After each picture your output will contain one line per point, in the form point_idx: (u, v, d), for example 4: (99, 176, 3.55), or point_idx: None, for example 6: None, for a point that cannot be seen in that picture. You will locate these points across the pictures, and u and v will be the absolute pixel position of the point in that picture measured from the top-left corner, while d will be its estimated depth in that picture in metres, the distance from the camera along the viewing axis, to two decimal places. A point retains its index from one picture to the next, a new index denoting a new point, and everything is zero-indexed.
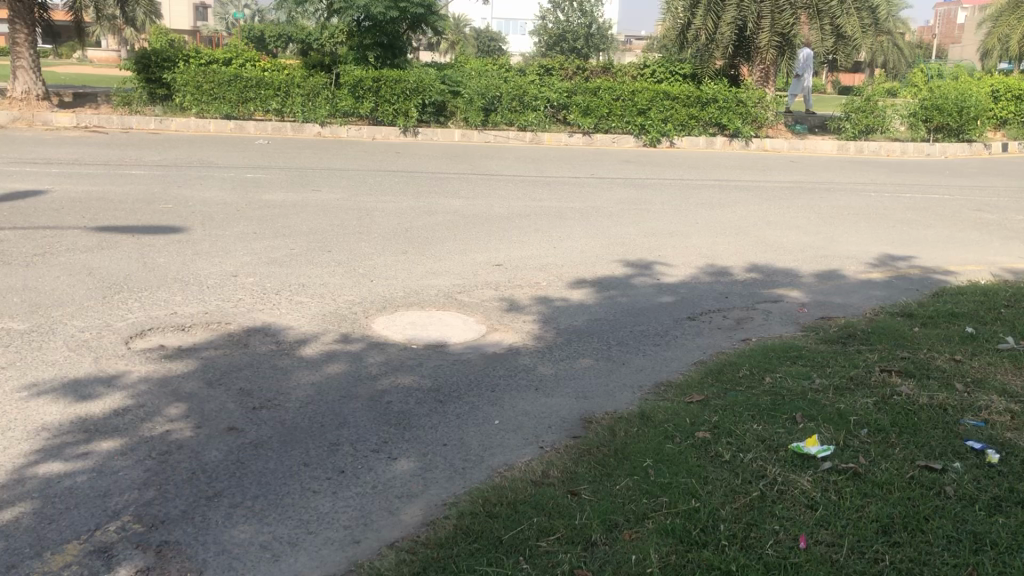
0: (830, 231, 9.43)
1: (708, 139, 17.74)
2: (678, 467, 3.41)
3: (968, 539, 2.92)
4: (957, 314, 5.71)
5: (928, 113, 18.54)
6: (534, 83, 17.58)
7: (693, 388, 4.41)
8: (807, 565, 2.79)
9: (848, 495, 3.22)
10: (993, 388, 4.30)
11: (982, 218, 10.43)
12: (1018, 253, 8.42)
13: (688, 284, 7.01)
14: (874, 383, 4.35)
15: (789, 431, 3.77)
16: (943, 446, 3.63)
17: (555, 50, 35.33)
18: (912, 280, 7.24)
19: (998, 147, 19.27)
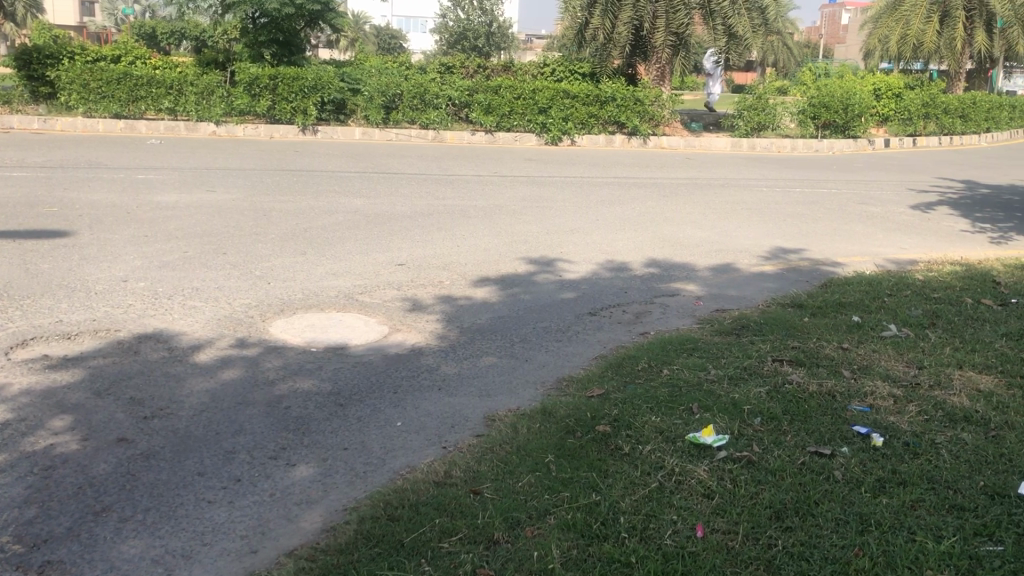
0: (725, 225, 9.69)
1: (608, 137, 18.00)
2: (579, 463, 3.45)
3: (855, 521, 3.03)
4: (844, 304, 5.93)
5: (815, 111, 19.30)
6: (434, 81, 17.54)
7: (593, 382, 4.46)
8: (703, 552, 2.85)
9: (743, 482, 3.31)
10: (877, 374, 4.49)
11: (868, 212, 10.88)
12: (901, 244, 8.82)
13: (589, 280, 7.10)
14: (767, 373, 4.49)
15: (686, 421, 3.85)
16: (831, 432, 3.76)
17: (455, 48, 35.25)
18: (802, 272, 7.50)
19: (881, 143, 20.19)
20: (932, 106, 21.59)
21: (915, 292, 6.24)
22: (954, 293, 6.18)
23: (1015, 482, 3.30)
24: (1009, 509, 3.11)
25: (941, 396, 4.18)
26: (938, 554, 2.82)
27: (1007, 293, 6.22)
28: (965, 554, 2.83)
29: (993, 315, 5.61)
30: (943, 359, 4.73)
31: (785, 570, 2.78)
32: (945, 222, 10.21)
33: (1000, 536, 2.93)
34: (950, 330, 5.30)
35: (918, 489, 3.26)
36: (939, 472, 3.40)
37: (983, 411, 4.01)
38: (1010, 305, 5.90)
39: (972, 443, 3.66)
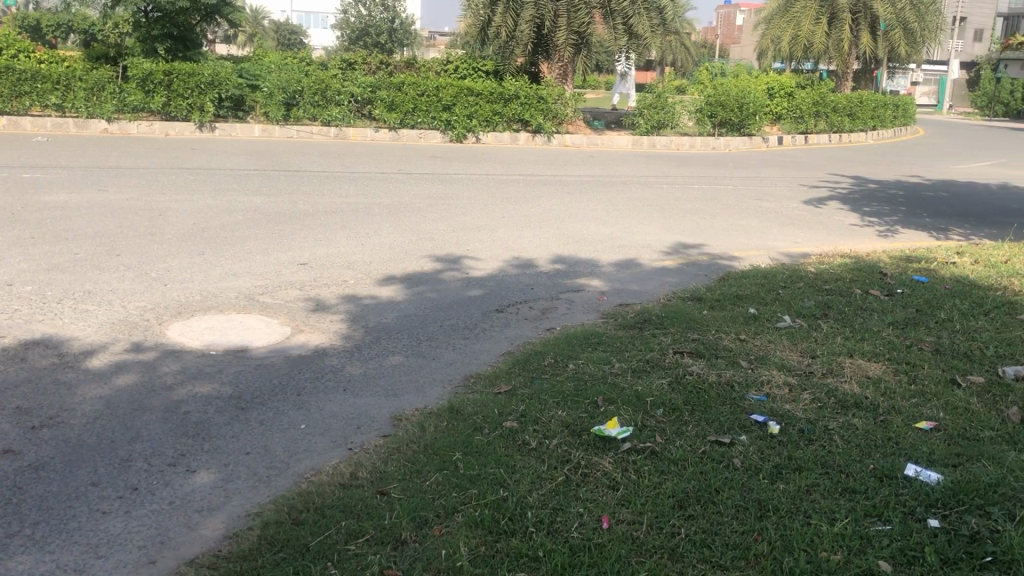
0: (627, 222, 9.85)
1: (512, 135, 18.05)
2: (487, 459, 3.45)
3: (754, 507, 3.13)
4: (741, 296, 6.11)
5: (712, 109, 19.81)
6: (336, 77, 17.36)
7: (500, 378, 4.48)
8: (609, 543, 2.89)
9: (647, 473, 3.37)
10: (774, 363, 4.64)
11: (762, 207, 11.23)
12: (794, 239, 9.13)
13: (495, 277, 7.12)
14: (669, 365, 4.59)
15: (591, 415, 3.90)
16: (730, 421, 3.87)
17: (357, 44, 34.90)
18: (701, 266, 7.70)
19: (774, 141, 20.88)
20: (822, 105, 22.43)
21: (808, 284, 6.48)
22: (844, 285, 6.44)
23: (902, 464, 3.46)
24: (896, 490, 3.26)
25: (834, 384, 4.35)
26: (832, 537, 2.93)
27: (893, 284, 6.51)
28: (857, 534, 2.95)
29: (880, 305, 5.87)
30: (835, 348, 4.92)
31: (688, 557, 2.84)
32: (835, 217, 10.61)
33: (889, 516, 3.07)
34: (841, 319, 5.52)
35: (813, 474, 3.38)
36: (832, 457, 3.53)
37: (873, 397, 4.19)
38: (895, 295, 6.18)
39: (862, 428, 3.82)
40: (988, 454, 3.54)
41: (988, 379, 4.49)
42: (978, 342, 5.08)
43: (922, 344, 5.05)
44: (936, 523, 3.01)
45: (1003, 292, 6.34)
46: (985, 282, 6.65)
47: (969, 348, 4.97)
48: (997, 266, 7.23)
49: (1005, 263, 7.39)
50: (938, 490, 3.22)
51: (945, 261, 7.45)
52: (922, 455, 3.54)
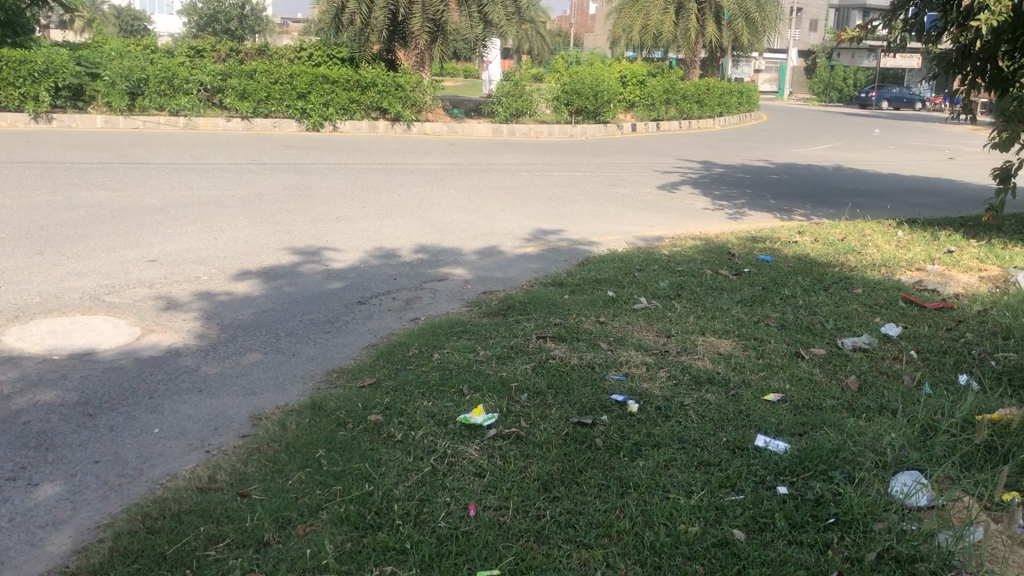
0: (489, 210, 9.90)
1: (371, 124, 17.80)
2: (351, 454, 3.41)
3: (615, 485, 3.22)
4: (600, 280, 6.25)
5: (568, 97, 20.13)
6: (183, 65, 16.69)
7: (364, 371, 4.43)
8: (476, 531, 2.91)
9: (512, 457, 3.41)
10: (631, 344, 4.78)
11: (619, 193, 11.52)
12: (649, 222, 9.40)
13: (357, 269, 7.01)
14: (532, 350, 4.65)
15: (456, 403, 3.91)
16: (591, 402, 3.97)
17: (206, 31, 33.58)
18: (562, 252, 7.82)
19: (629, 127, 21.50)
20: (672, 93, 23.17)
21: (662, 266, 6.69)
22: (695, 265, 6.69)
23: (753, 435, 3.63)
24: (749, 460, 3.42)
25: (688, 361, 4.53)
26: (690, 509, 3.04)
27: (741, 263, 6.82)
28: (713, 505, 3.07)
29: (730, 284, 6.13)
30: (688, 327, 5.10)
31: (553, 538, 2.89)
32: (687, 200, 11.00)
33: (741, 486, 3.21)
34: (693, 299, 5.73)
35: (670, 449, 3.50)
36: (688, 432, 3.67)
37: (725, 372, 4.38)
38: (744, 274, 6.47)
39: (715, 402, 3.98)
40: (829, 421, 3.76)
41: (829, 351, 4.78)
42: (819, 316, 5.39)
43: (768, 319, 5.31)
44: (784, 490, 3.18)
45: (841, 268, 6.74)
46: (824, 259, 7.05)
47: (811, 322, 5.26)
48: (835, 243, 7.68)
49: (842, 241, 7.85)
50: (785, 458, 3.40)
51: (788, 240, 7.85)
52: (771, 425, 3.72)
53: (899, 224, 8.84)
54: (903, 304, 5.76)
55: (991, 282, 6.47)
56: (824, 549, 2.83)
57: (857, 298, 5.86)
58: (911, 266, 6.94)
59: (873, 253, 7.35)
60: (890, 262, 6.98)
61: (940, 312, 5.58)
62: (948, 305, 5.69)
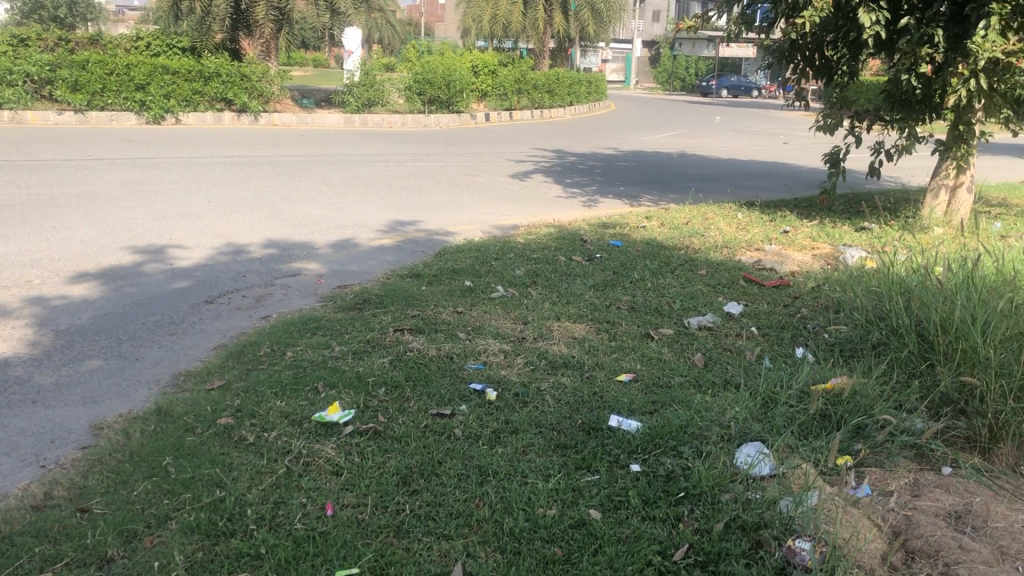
0: (342, 201, 9.73)
1: (216, 115, 17.16)
2: (200, 460, 3.28)
3: (474, 473, 3.23)
4: (457, 270, 6.25)
5: (421, 87, 20.04)
6: (6, 55, 15.66)
7: (214, 373, 4.27)
8: (334, 530, 2.86)
9: (370, 453, 3.37)
10: (489, 332, 4.80)
11: (474, 182, 11.57)
12: (505, 211, 9.47)
13: (204, 267, 6.74)
14: (388, 343, 4.61)
15: (311, 401, 3.83)
16: (450, 392, 3.96)
17: (31, 19, 31.26)
18: (418, 242, 7.78)
19: (482, 117, 21.60)
20: (523, 82, 23.45)
21: (517, 254, 6.76)
22: (549, 253, 6.79)
23: (606, 416, 3.72)
24: (603, 441, 3.51)
25: (544, 346, 4.59)
26: (548, 492, 3.09)
27: (593, 249, 6.97)
28: (569, 487, 3.13)
29: (582, 269, 6.26)
30: (544, 313, 5.17)
31: (413, 532, 2.87)
32: (539, 189, 11.14)
33: (597, 466, 3.29)
34: (548, 286, 5.81)
35: (528, 435, 3.54)
36: (545, 417, 3.72)
37: (579, 356, 4.47)
38: (596, 260, 6.61)
39: (571, 386, 4.06)
40: (678, 399, 3.90)
41: (677, 330, 4.96)
42: (667, 298, 5.58)
43: (619, 303, 5.45)
44: (637, 468, 3.28)
45: (686, 251, 7.00)
46: (671, 242, 7.29)
47: (659, 304, 5.44)
48: (680, 227, 7.96)
49: (687, 224, 8.15)
50: (637, 437, 3.50)
51: (637, 226, 8.08)
52: (624, 405, 3.83)
53: (739, 207, 9.24)
54: (744, 283, 6.04)
55: (823, 259, 6.87)
56: (676, 522, 2.93)
57: (702, 279, 6.10)
58: (751, 246, 7.28)
59: (716, 235, 7.66)
60: (731, 244, 7.29)
61: (778, 289, 5.88)
62: (784, 283, 6.00)
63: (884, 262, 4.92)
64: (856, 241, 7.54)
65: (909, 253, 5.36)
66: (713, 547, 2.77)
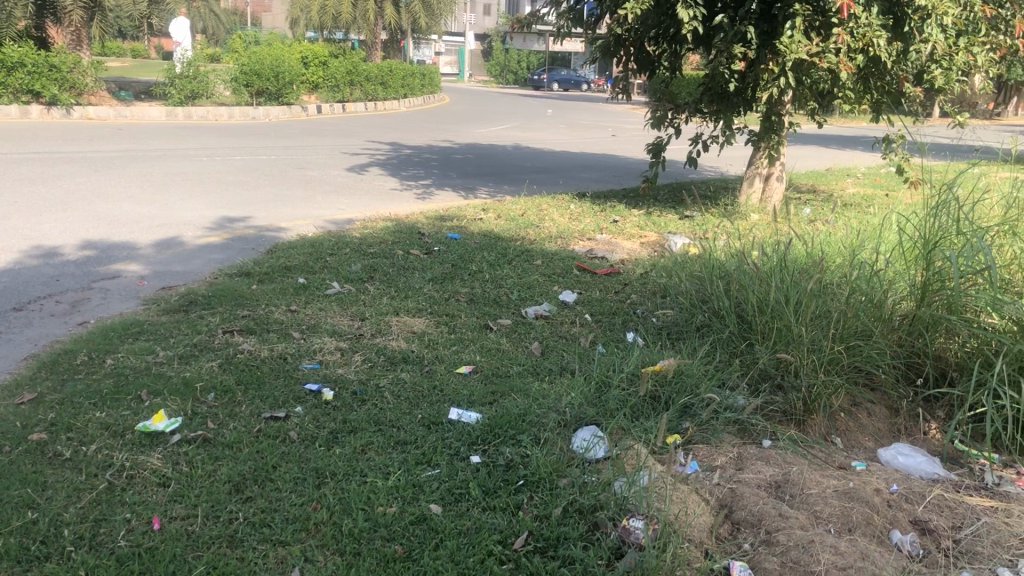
0: (165, 198, 9.28)
1: (22, 109, 15.96)
2: (9, 480, 3.04)
3: (310, 476, 3.15)
4: (289, 268, 6.07)
5: (248, 78, 19.39)
6: None
7: (24, 385, 3.95)
8: (162, 545, 2.72)
9: (200, 462, 3.22)
10: (324, 330, 4.70)
11: (307, 176, 11.30)
12: (339, 206, 9.29)
13: (9, 271, 6.24)
14: (218, 346, 4.43)
15: (134, 411, 3.62)
16: (284, 394, 3.85)
17: None
18: (247, 240, 7.52)
19: (314, 109, 21.13)
20: (355, 74, 23.16)
21: (354, 249, 6.65)
22: (386, 247, 6.71)
23: (445, 409, 3.72)
24: (443, 434, 3.50)
25: (383, 342, 4.54)
26: (387, 490, 3.05)
27: (430, 242, 6.96)
28: (410, 484, 3.11)
29: (420, 263, 6.22)
30: (381, 308, 5.12)
31: (247, 540, 2.77)
32: (374, 182, 11.01)
33: (437, 460, 3.28)
34: (386, 281, 5.75)
35: (366, 433, 3.49)
36: (384, 414, 3.68)
37: (417, 350, 4.45)
38: (434, 253, 6.60)
39: (410, 380, 4.04)
40: (516, 388, 3.95)
41: (514, 320, 5.02)
42: (504, 289, 5.63)
43: (458, 295, 5.46)
44: (477, 459, 3.30)
45: (522, 242, 7.10)
46: (507, 234, 7.37)
47: (497, 295, 5.49)
48: (516, 218, 8.07)
49: (522, 216, 8.26)
50: (477, 429, 3.52)
51: (473, 218, 8.11)
52: (463, 398, 3.84)
53: (572, 198, 9.46)
54: (578, 272, 6.18)
55: (650, 247, 7.13)
56: (516, 511, 2.96)
57: (538, 269, 6.21)
58: (584, 236, 7.47)
59: (550, 226, 7.80)
60: (565, 234, 7.46)
61: (609, 277, 6.07)
62: (616, 271, 6.19)
63: (706, 248, 5.17)
64: (680, 228, 7.88)
65: (728, 239, 5.65)
66: (552, 532, 2.82)
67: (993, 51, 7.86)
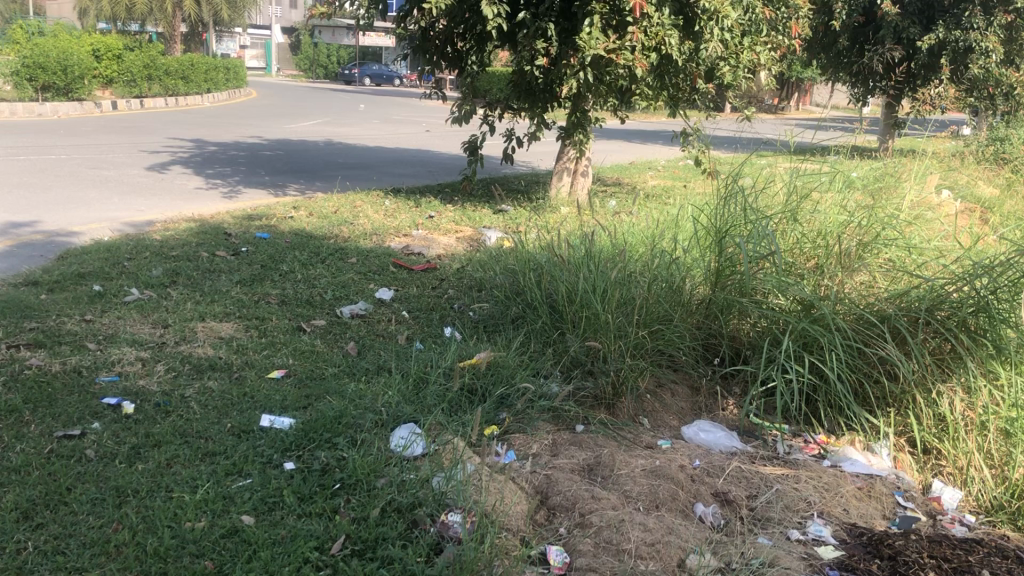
0: None
1: None
2: None
3: (111, 496, 2.96)
4: (82, 274, 5.69)
5: (31, 72, 17.98)
6: None
7: None
8: None
9: None
10: (124, 340, 4.43)
11: (101, 176, 10.61)
12: (138, 207, 8.78)
13: None
14: (1, 363, 4.07)
15: None
16: (79, 410, 3.60)
17: None
18: (34, 246, 6.97)
19: (107, 105, 19.84)
20: (152, 68, 22.03)
21: (154, 252, 6.31)
22: (190, 249, 6.42)
23: (257, 416, 3.60)
24: (255, 442, 3.39)
25: (188, 350, 4.33)
26: (196, 504, 2.92)
27: (238, 243, 6.71)
28: (219, 496, 2.99)
29: (227, 265, 6.00)
30: (186, 315, 4.88)
31: (39, 570, 2.57)
32: (176, 181, 10.48)
33: (248, 470, 3.17)
34: (191, 285, 5.49)
35: (171, 446, 3.32)
36: (190, 425, 3.52)
37: (226, 357, 4.28)
38: (242, 254, 6.36)
39: (218, 389, 3.88)
40: (331, 390, 3.87)
41: (329, 321, 4.93)
42: (318, 289, 5.51)
43: (269, 297, 5.29)
44: (291, 466, 3.21)
45: (335, 239, 6.97)
46: (319, 232, 7.22)
47: (311, 295, 5.37)
48: (328, 216, 7.91)
49: (335, 213, 8.11)
50: (291, 434, 3.43)
51: (284, 216, 7.89)
52: (276, 404, 3.72)
53: (385, 194, 9.38)
54: (393, 268, 6.15)
55: (466, 242, 7.19)
56: (333, 515, 2.91)
57: (352, 267, 6.11)
58: (399, 232, 7.42)
59: (364, 223, 7.71)
60: (380, 231, 7.39)
61: (426, 273, 6.06)
62: (432, 267, 6.19)
63: (518, 242, 5.28)
64: (494, 222, 7.99)
65: (539, 232, 5.78)
66: (371, 534, 2.79)
67: (774, 50, 8.44)
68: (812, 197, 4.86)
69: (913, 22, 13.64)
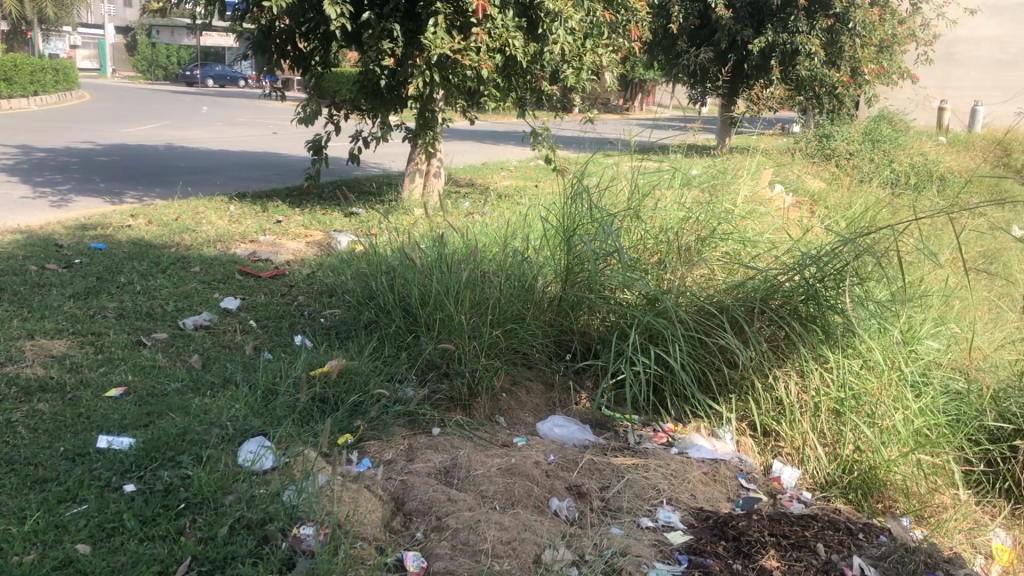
0: None
1: None
2: None
3: None
4: None
5: None
6: None
7: None
8: None
9: None
10: None
11: None
12: None
13: None
14: None
15: None
16: None
17: None
18: None
19: None
20: None
21: None
22: (16, 263, 6.00)
23: (93, 438, 3.40)
24: (91, 465, 3.21)
25: (14, 371, 4.05)
26: (24, 536, 2.73)
27: (70, 254, 6.32)
28: (51, 525, 2.81)
29: (58, 278, 5.64)
30: (12, 333, 4.55)
31: None
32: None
33: (84, 495, 3.00)
34: (17, 301, 5.13)
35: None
36: (18, 452, 3.29)
37: (58, 376, 4.03)
38: (74, 266, 6.01)
39: (50, 411, 3.64)
40: (174, 406, 3.70)
41: (171, 333, 4.72)
42: (159, 300, 5.27)
43: (105, 311, 5.02)
44: (131, 488, 3.06)
45: (177, 248, 6.69)
46: (159, 240, 6.91)
47: (151, 307, 5.13)
48: (169, 224, 7.58)
49: (176, 220, 7.78)
50: (131, 454, 3.27)
51: (120, 225, 7.51)
52: (113, 423, 3.53)
53: (230, 200, 9.08)
54: (240, 276, 5.96)
55: (315, 246, 7.06)
56: (177, 537, 2.78)
57: (196, 276, 5.88)
58: (245, 238, 7.21)
59: (207, 229, 7.44)
60: (224, 237, 7.16)
61: (274, 280, 5.90)
62: (280, 273, 6.03)
63: (369, 245, 5.21)
64: (344, 226, 7.87)
65: (389, 235, 5.72)
66: (218, 554, 2.69)
67: (616, 52, 8.68)
68: (653, 194, 5.03)
69: (745, 26, 14.33)
